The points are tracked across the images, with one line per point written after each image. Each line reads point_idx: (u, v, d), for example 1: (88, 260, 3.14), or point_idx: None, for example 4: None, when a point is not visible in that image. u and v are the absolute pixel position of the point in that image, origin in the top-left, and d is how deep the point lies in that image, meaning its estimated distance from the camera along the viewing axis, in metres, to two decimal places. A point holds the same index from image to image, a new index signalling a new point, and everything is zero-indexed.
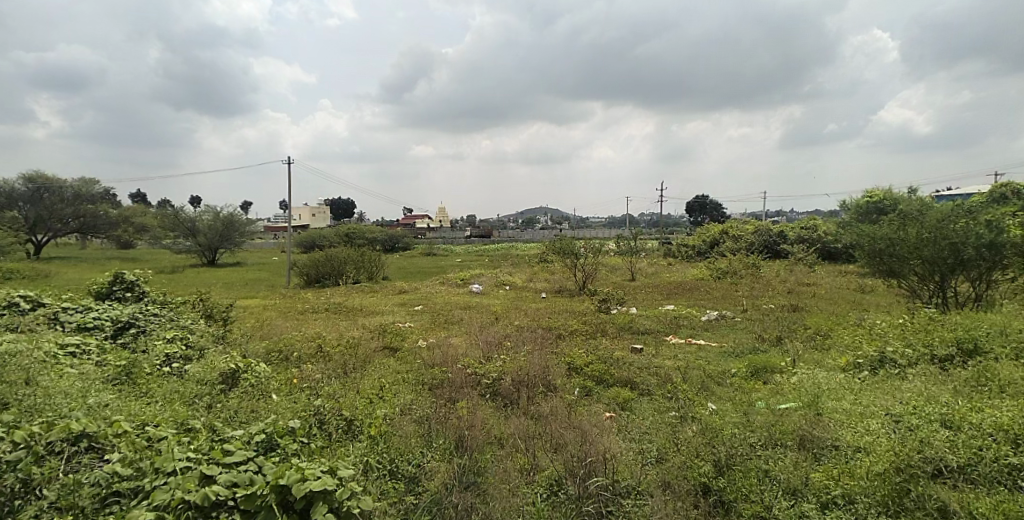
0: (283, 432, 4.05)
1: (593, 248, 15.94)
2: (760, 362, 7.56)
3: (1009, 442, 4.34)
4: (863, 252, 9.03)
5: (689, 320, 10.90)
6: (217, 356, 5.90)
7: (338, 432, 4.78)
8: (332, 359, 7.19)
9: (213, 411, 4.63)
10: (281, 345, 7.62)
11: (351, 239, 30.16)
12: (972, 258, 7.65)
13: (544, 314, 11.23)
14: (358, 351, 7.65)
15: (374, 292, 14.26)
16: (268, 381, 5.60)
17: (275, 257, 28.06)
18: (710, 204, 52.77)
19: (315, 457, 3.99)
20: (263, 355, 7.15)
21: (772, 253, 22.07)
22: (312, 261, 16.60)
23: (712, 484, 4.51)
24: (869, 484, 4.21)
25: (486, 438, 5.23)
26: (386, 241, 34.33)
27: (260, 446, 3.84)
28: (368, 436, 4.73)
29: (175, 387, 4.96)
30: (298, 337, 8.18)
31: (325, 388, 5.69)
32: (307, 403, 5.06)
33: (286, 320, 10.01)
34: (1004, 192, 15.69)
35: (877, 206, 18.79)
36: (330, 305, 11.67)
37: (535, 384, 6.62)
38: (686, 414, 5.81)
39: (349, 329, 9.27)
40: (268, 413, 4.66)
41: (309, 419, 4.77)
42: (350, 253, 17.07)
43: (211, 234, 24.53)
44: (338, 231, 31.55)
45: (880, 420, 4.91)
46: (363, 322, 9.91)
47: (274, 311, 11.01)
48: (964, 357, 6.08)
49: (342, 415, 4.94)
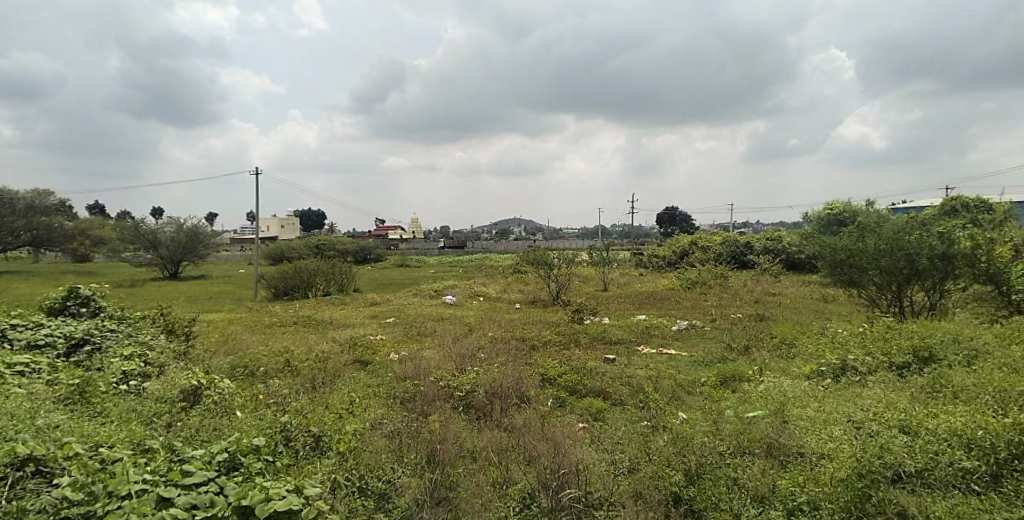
0: (247, 450, 3.98)
1: (566, 258, 16.05)
2: (728, 371, 7.67)
3: (962, 446, 4.46)
4: (826, 262, 9.25)
5: (660, 329, 11.02)
6: (178, 373, 5.76)
7: (306, 449, 4.71)
8: (299, 374, 7.09)
9: (173, 430, 4.53)
10: (247, 360, 7.48)
11: (321, 251, 29.83)
12: (926, 268, 7.90)
13: (517, 325, 11.25)
14: (328, 365, 7.56)
15: (345, 305, 14.09)
16: (232, 397, 5.48)
17: (242, 270, 27.58)
18: (680, 216, 53.53)
19: (280, 475, 3.93)
20: (228, 370, 7.02)
21: (739, 263, 22.48)
22: (280, 273, 16.32)
23: (682, 493, 4.56)
24: (833, 490, 4.29)
25: (458, 451, 5.19)
26: (358, 252, 34.06)
27: (222, 466, 3.77)
28: (336, 452, 4.67)
29: (132, 406, 4.84)
30: (265, 352, 8.03)
31: (292, 404, 5.60)
32: (273, 420, 4.98)
33: (252, 334, 9.83)
34: (954, 205, 16.26)
35: (837, 218, 19.32)
36: (297, 318, 11.51)
37: (508, 396, 6.62)
38: (658, 424, 5.87)
39: (319, 342, 9.17)
40: (231, 431, 4.57)
41: (275, 436, 4.69)
42: (320, 264, 16.88)
43: (172, 247, 24.05)
44: (308, 243, 31.20)
45: (842, 427, 5.03)
46: (333, 335, 9.81)
47: (240, 325, 10.81)
48: (920, 364, 6.25)
49: (309, 431, 4.86)
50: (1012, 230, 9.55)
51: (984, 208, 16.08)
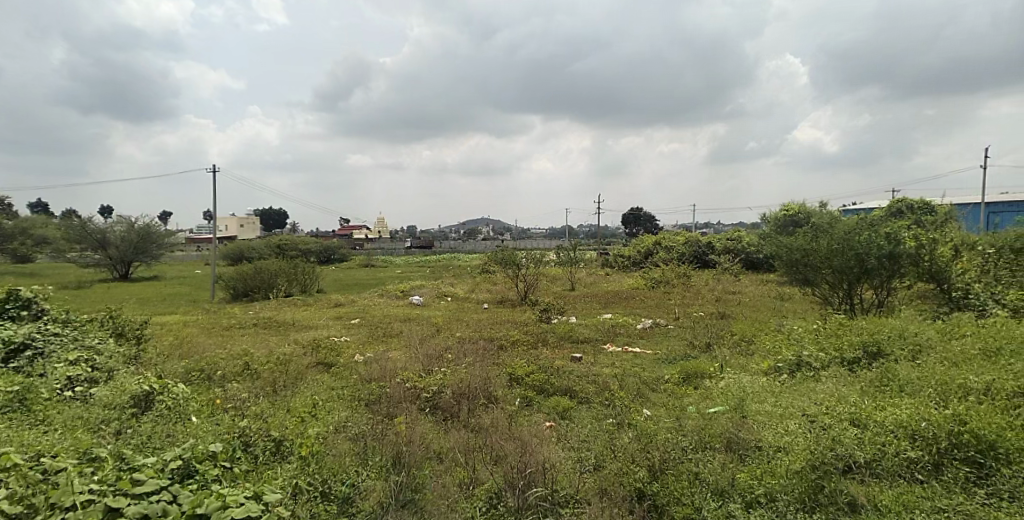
0: (202, 457, 3.93)
1: (533, 258, 16.15)
2: (691, 368, 7.83)
3: (908, 437, 4.64)
4: (782, 261, 9.50)
5: (626, 328, 11.16)
6: (127, 379, 5.62)
7: (266, 454, 4.65)
8: (260, 378, 6.98)
9: (122, 438, 4.42)
10: (203, 364, 7.34)
11: (283, 252, 29.37)
12: (874, 267, 8.19)
13: (485, 325, 11.26)
14: (289, 368, 7.46)
15: (308, 306, 13.90)
16: (186, 402, 5.38)
17: (199, 271, 26.93)
18: (645, 216, 54.19)
19: (238, 482, 3.89)
20: (183, 375, 6.86)
21: (701, 263, 22.93)
22: (239, 274, 16.01)
23: (646, 489, 4.64)
24: (788, 483, 4.42)
25: (425, 453, 5.18)
26: (321, 253, 33.62)
27: (176, 473, 3.71)
28: (298, 457, 4.61)
29: (77, 413, 4.72)
30: (223, 355, 7.87)
31: (251, 408, 5.51)
32: (231, 425, 4.91)
33: (209, 337, 9.63)
34: (899, 207, 16.87)
35: (793, 219, 19.87)
36: (256, 320, 11.29)
37: (476, 396, 6.63)
38: (623, 421, 5.97)
39: (280, 344, 9.03)
40: (185, 438, 4.49)
41: (233, 441, 4.62)
42: (281, 264, 16.62)
43: (122, 246, 23.39)
44: (269, 242, 30.62)
45: (797, 421, 5.18)
46: (295, 337, 9.69)
47: (196, 328, 10.58)
48: (869, 359, 6.49)
49: (269, 436, 4.79)
50: (953, 231, 9.98)
51: (928, 210, 16.73)
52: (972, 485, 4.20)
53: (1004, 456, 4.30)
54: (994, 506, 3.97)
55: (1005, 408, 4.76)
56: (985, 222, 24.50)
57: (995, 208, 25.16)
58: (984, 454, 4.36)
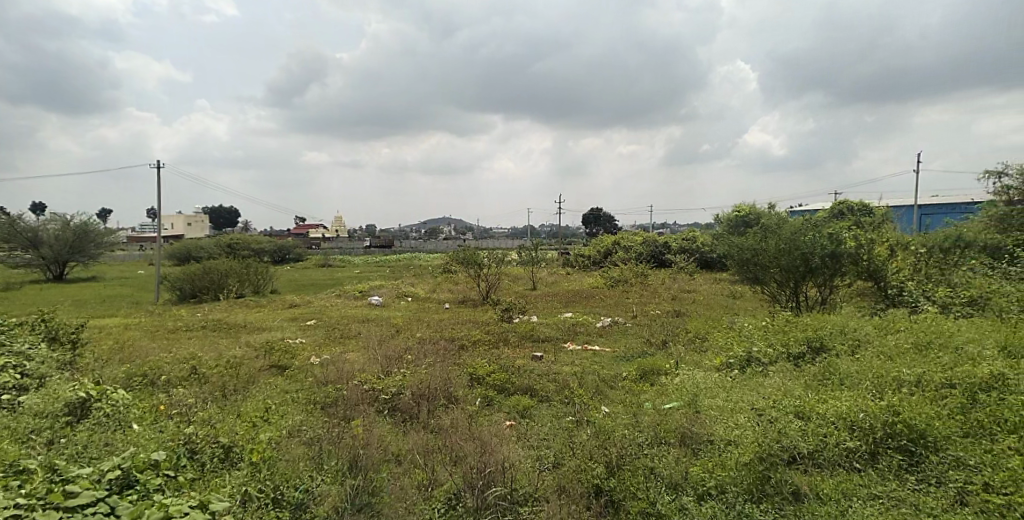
0: (143, 466, 3.88)
1: (495, 258, 16.24)
2: (647, 365, 8.02)
3: (847, 428, 4.87)
4: (734, 261, 9.79)
5: (585, 327, 11.33)
6: (62, 386, 5.45)
7: (214, 461, 4.54)
8: (209, 382, 6.85)
9: (55, 448, 4.31)
10: (147, 368, 7.16)
11: (236, 251, 28.70)
12: (818, 265, 8.55)
13: (446, 325, 11.28)
14: (240, 371, 7.35)
15: (260, 307, 13.66)
16: (127, 410, 5.26)
17: (143, 271, 26.10)
18: (604, 216, 54.94)
19: (182, 491, 3.85)
20: (123, 381, 6.69)
21: (658, 263, 23.42)
22: (186, 275, 15.61)
23: (604, 485, 4.76)
24: (738, 474, 4.60)
25: (383, 455, 5.19)
26: (275, 252, 33.01)
27: (115, 483, 3.65)
28: (249, 463, 4.52)
29: (5, 424, 4.59)
30: (168, 359, 7.69)
31: (198, 414, 5.40)
32: (175, 432, 4.80)
33: (154, 340, 9.38)
34: (841, 208, 17.62)
35: (744, 220, 20.50)
36: (206, 322, 11.05)
37: (435, 397, 6.67)
38: (582, 419, 6.09)
39: (231, 347, 8.88)
40: (125, 446, 4.41)
41: (177, 450, 4.52)
42: (233, 264, 16.28)
43: (57, 246, 22.57)
44: (219, 242, 29.88)
45: (747, 414, 5.38)
46: (247, 339, 9.53)
47: (140, 331, 10.29)
48: (813, 354, 6.78)
49: (218, 442, 4.68)
50: (889, 233, 10.49)
51: (868, 211, 17.50)
52: (904, 472, 4.43)
53: (933, 444, 4.57)
54: (923, 491, 4.19)
55: (934, 399, 5.05)
56: (920, 225, 25.76)
57: (929, 212, 26.47)
58: (914, 443, 4.61)
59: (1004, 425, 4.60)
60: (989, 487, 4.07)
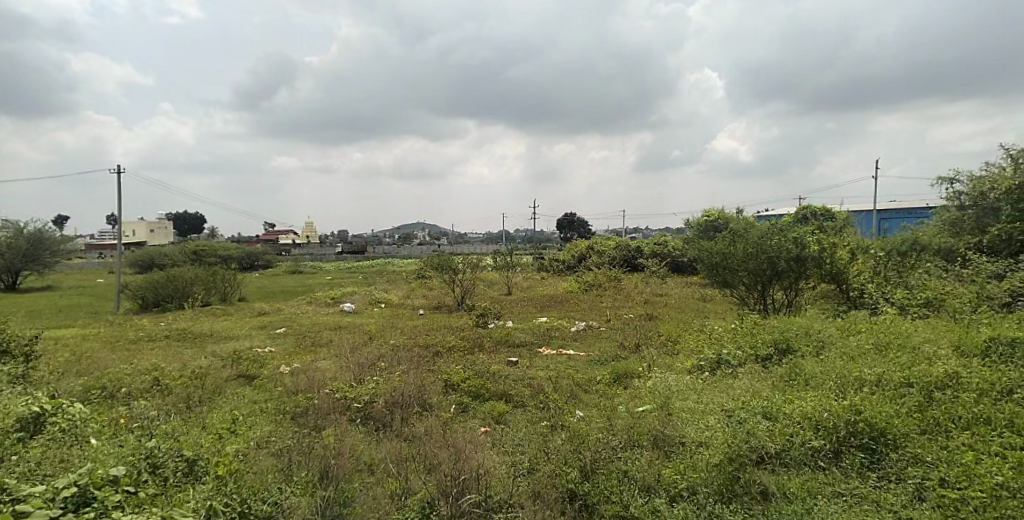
0: (100, 482, 3.87)
1: (469, 263, 16.25)
2: (620, 368, 8.11)
3: (812, 427, 4.99)
4: (704, 265, 9.96)
5: (560, 331, 11.40)
6: (14, 400, 5.32)
7: (177, 475, 4.46)
8: (173, 393, 6.70)
9: (7, 466, 4.23)
10: (106, 381, 7.01)
11: (202, 258, 28.20)
12: (784, 269, 8.76)
13: (420, 331, 11.25)
14: (206, 381, 7.22)
15: (227, 316, 13.46)
16: (84, 424, 5.17)
17: (104, 280, 25.46)
18: (578, 221, 55.32)
19: (142, 508, 3.84)
20: (80, 394, 6.54)
21: (631, 267, 23.68)
22: (149, 284, 15.31)
23: (578, 489, 4.81)
24: (708, 476, 4.69)
25: (356, 465, 5.18)
26: (243, 259, 32.53)
27: (70, 502, 3.64)
28: (214, 477, 4.45)
29: None
30: (128, 370, 7.54)
31: (160, 427, 5.26)
32: (136, 445, 4.68)
33: (115, 352, 9.17)
34: (806, 213, 18.05)
35: (714, 225, 20.86)
36: (169, 332, 10.85)
37: (409, 404, 6.67)
38: (556, 423, 6.14)
39: (196, 357, 8.74)
40: (82, 462, 4.33)
41: (139, 463, 4.41)
42: (198, 272, 16.00)
43: (10, 255, 21.93)
44: (183, 249, 29.28)
45: (717, 416, 5.50)
46: (213, 349, 9.38)
47: (99, 342, 10.05)
48: (780, 355, 6.94)
49: (181, 455, 4.61)
50: (850, 237, 10.81)
51: (831, 215, 17.97)
52: (866, 469, 4.56)
53: (892, 441, 4.72)
54: (884, 488, 4.33)
55: (894, 398, 5.22)
56: (878, 229, 26.51)
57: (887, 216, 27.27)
58: (875, 440, 4.75)
59: (958, 422, 4.79)
60: (945, 483, 4.23)
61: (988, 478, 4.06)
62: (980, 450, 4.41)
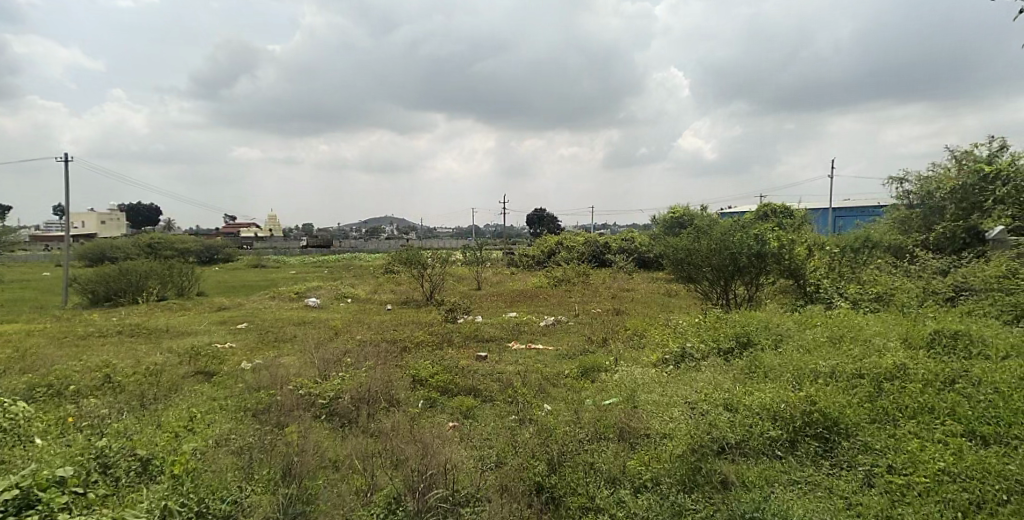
0: (46, 484, 3.81)
1: (439, 258, 16.23)
2: (588, 362, 8.22)
3: (770, 418, 5.15)
4: (669, 260, 10.13)
5: (529, 326, 11.47)
6: None
7: (131, 475, 4.37)
8: (126, 391, 6.52)
9: None
10: (53, 378, 6.79)
11: (158, 251, 27.49)
12: (745, 265, 8.99)
13: (388, 326, 11.21)
14: (161, 378, 7.07)
15: (185, 311, 13.17)
16: (30, 423, 5.03)
17: (52, 273, 24.62)
18: (547, 217, 55.64)
19: (90, 510, 3.79)
20: (26, 393, 6.34)
21: (599, 262, 23.94)
22: (99, 277, 14.88)
23: (544, 482, 4.88)
24: (671, 466, 4.79)
25: (321, 462, 5.15)
26: (202, 253, 31.86)
27: (14, 504, 3.59)
28: (170, 476, 4.38)
29: None
30: (78, 367, 7.33)
31: (114, 425, 5.14)
32: (86, 445, 4.58)
33: (62, 348, 8.89)
34: (767, 210, 18.52)
35: (679, 221, 21.24)
36: (123, 327, 10.57)
37: (376, 400, 6.66)
38: (524, 417, 6.20)
39: (151, 354, 8.54)
40: (28, 462, 4.22)
41: (88, 464, 4.34)
42: (154, 266, 15.57)
43: None
44: (140, 241, 28.52)
45: (681, 408, 5.62)
46: (169, 345, 9.17)
47: (46, 338, 9.73)
48: (740, 348, 7.13)
49: (135, 454, 4.53)
50: (806, 233, 11.13)
51: (790, 214, 18.50)
52: (820, 457, 4.71)
53: (845, 430, 4.90)
54: (836, 475, 4.48)
55: (846, 389, 5.41)
56: (833, 227, 27.33)
57: (841, 214, 28.13)
58: (829, 430, 4.93)
59: (905, 411, 4.99)
60: (891, 469, 4.40)
61: (932, 464, 4.26)
62: (925, 437, 4.61)
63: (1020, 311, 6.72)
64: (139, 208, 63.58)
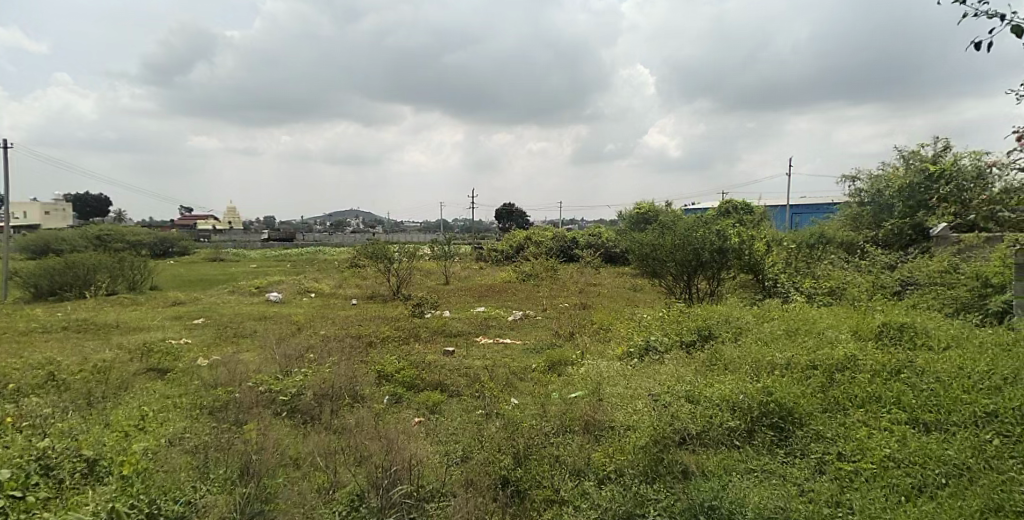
0: None
1: (406, 252, 16.08)
2: (555, 355, 8.24)
3: (729, 408, 5.22)
4: (634, 255, 10.21)
5: (497, 321, 11.44)
6: None
7: (75, 477, 4.22)
8: (71, 389, 6.27)
9: None
10: None
11: (110, 244, 26.58)
12: (708, 260, 9.11)
13: (353, 321, 11.07)
14: (110, 375, 6.82)
15: (137, 306, 12.75)
16: None
17: None
18: (516, 212, 55.66)
19: (29, 514, 3.65)
20: None
21: (566, 257, 24.05)
22: (45, 271, 14.29)
23: (510, 476, 4.86)
24: (635, 457, 4.81)
25: (281, 460, 5.04)
26: (157, 246, 30.98)
27: None
28: (118, 477, 4.24)
29: None
30: (21, 365, 7.02)
31: (59, 425, 4.94)
32: (27, 446, 4.41)
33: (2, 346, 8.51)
34: (729, 206, 18.86)
35: (644, 217, 21.49)
36: (70, 323, 10.18)
37: (339, 396, 6.56)
38: (491, 411, 6.17)
39: (99, 351, 8.24)
40: None
41: (29, 466, 4.18)
42: (102, 259, 15.07)
43: None
44: (91, 234, 27.55)
45: (644, 400, 5.66)
46: (118, 341, 8.86)
47: None
48: (702, 341, 7.22)
49: (81, 455, 4.37)
50: (766, 230, 11.35)
51: (750, 211, 18.82)
52: (775, 446, 4.79)
53: (798, 419, 4.99)
54: (790, 463, 4.56)
55: (800, 380, 5.52)
56: (790, 224, 28.01)
57: (798, 211, 28.90)
58: (784, 419, 5.02)
59: (854, 400, 5.11)
60: (841, 457, 4.50)
61: (878, 451, 4.38)
62: (872, 425, 4.74)
63: (960, 304, 6.97)
64: (89, 198, 61.35)
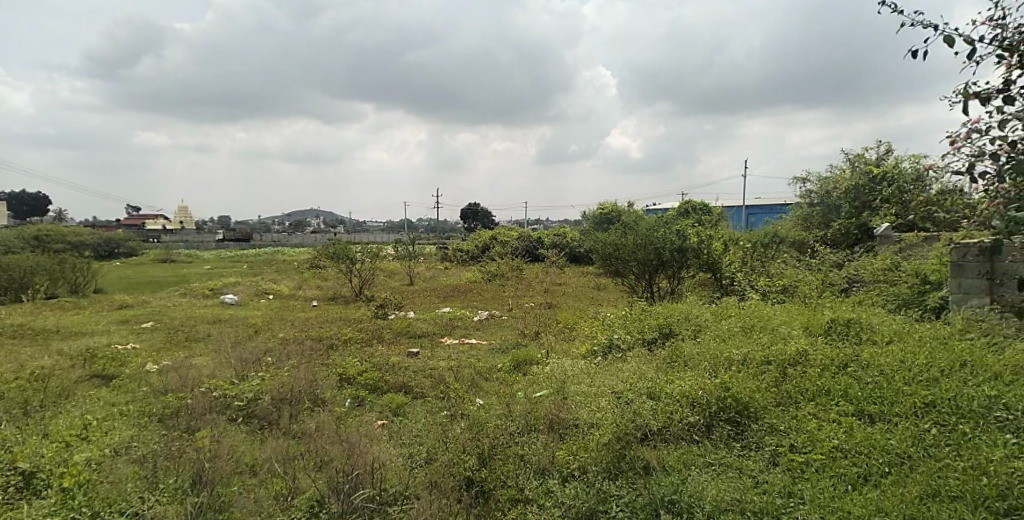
0: None
1: (368, 253, 15.88)
2: (521, 355, 8.22)
3: (688, 404, 5.27)
4: (598, 255, 10.27)
5: (462, 321, 11.37)
6: None
7: (9, 492, 4.04)
8: (6, 398, 5.98)
9: None
10: None
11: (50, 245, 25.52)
12: (668, 259, 9.22)
13: (314, 323, 10.87)
14: (51, 383, 6.53)
15: (81, 310, 12.26)
16: None
17: None
18: (481, 212, 55.58)
19: None
20: None
21: (531, 257, 24.11)
22: None
23: (474, 477, 4.80)
24: (598, 454, 4.82)
25: (236, 467, 4.89)
26: (99, 247, 29.88)
27: None
28: (58, 490, 4.08)
29: None
30: None
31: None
32: None
33: None
34: (688, 207, 19.19)
35: (607, 217, 21.68)
36: (7, 328, 9.71)
37: (299, 400, 6.42)
38: (456, 413, 6.10)
39: (38, 357, 7.87)
40: None
41: None
42: (40, 261, 14.43)
43: None
44: (32, 235, 26.42)
45: (607, 398, 5.68)
46: (58, 347, 8.48)
47: None
48: (664, 338, 7.29)
49: (16, 469, 4.19)
50: (723, 229, 11.55)
51: (708, 211, 19.19)
52: (732, 440, 4.86)
53: (754, 413, 5.08)
54: (746, 456, 4.62)
55: (756, 375, 5.62)
56: (746, 225, 28.67)
57: (753, 212, 29.60)
58: (740, 414, 5.10)
59: (806, 394, 5.22)
60: (793, 448, 4.59)
61: (827, 442, 4.49)
62: (822, 417, 4.85)
63: (901, 300, 7.20)
64: (27, 198, 58.76)
